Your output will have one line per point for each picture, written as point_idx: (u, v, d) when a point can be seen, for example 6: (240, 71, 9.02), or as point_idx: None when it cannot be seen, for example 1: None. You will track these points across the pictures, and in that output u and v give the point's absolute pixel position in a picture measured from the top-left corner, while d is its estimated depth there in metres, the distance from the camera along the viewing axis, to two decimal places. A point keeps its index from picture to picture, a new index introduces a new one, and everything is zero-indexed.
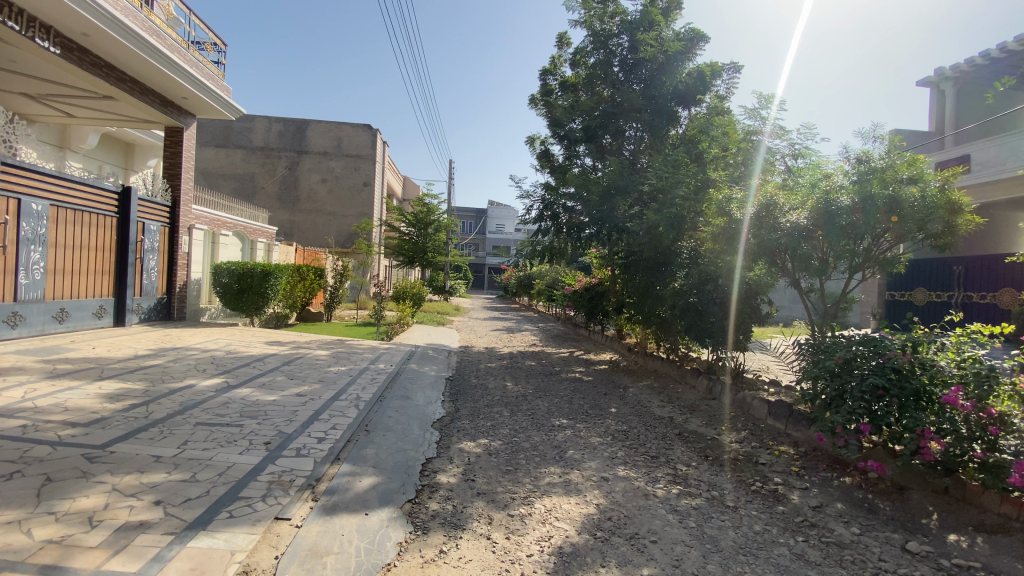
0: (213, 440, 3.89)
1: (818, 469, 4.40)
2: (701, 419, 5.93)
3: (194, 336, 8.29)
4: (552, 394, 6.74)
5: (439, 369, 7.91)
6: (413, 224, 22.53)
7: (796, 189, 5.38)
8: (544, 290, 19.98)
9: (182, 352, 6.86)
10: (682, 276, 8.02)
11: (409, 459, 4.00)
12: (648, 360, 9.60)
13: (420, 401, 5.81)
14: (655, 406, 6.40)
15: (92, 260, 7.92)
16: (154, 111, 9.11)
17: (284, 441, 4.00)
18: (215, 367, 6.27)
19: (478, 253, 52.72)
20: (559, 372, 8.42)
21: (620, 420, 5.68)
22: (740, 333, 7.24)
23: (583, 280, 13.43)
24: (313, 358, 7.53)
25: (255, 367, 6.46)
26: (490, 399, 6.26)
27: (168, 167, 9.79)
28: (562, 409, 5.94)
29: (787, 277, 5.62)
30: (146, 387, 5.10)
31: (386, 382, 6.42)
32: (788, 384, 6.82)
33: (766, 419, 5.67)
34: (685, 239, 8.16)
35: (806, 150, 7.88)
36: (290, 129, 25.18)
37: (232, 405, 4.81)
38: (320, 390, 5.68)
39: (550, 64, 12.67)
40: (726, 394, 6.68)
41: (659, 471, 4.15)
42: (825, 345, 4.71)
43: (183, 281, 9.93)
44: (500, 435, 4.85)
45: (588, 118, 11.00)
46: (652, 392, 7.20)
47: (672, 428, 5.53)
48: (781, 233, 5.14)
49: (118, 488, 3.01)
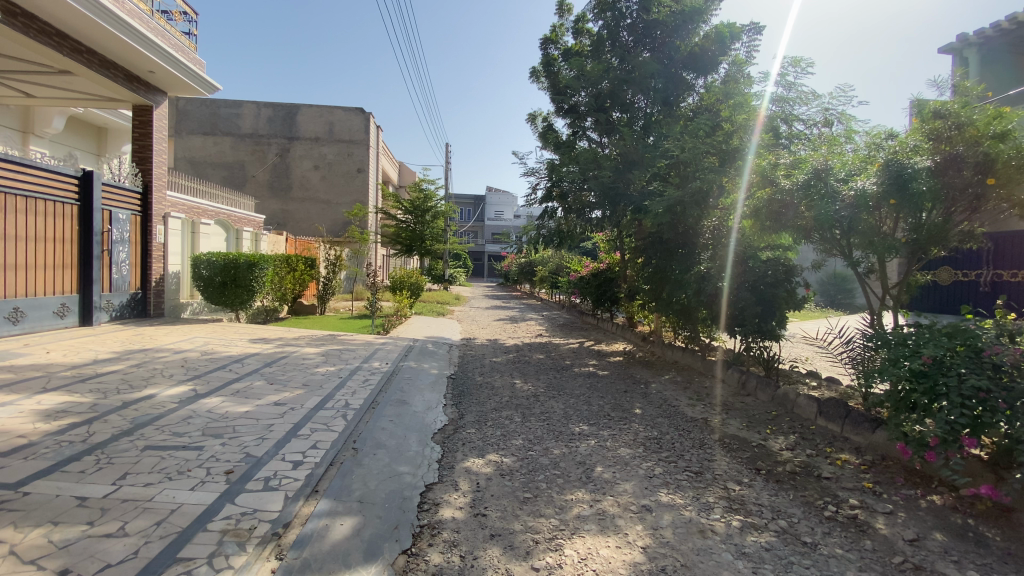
0: (162, 473, 3.15)
1: (896, 486, 3.69)
2: (740, 421, 5.19)
3: (168, 334, 7.52)
4: (567, 393, 5.97)
5: (440, 366, 7.17)
6: (410, 211, 21.65)
7: (858, 153, 4.63)
8: (547, 277, 19.22)
9: (150, 356, 6.08)
10: (708, 257, 7.35)
11: (403, 487, 3.25)
12: (666, 351, 8.79)
13: (419, 406, 5.06)
14: (684, 405, 5.66)
15: (52, 253, 7.14)
16: (119, 87, 8.28)
17: (251, 469, 3.27)
18: (186, 371, 5.51)
19: (477, 241, 51.92)
20: (571, 367, 7.67)
21: (649, 424, 4.94)
22: (774, 319, 6.49)
23: (590, 265, 12.67)
24: (300, 357, 6.78)
25: (231, 370, 5.71)
26: (498, 402, 5.50)
27: (137, 150, 8.94)
28: (580, 412, 5.19)
29: (842, 255, 4.83)
30: (95, 401, 4.35)
31: (380, 384, 5.66)
32: (832, 379, 6.08)
33: (817, 419, 4.97)
34: (708, 217, 7.39)
35: (842, 114, 7.09)
36: (279, 114, 24.16)
37: (195, 420, 4.06)
38: (303, 396, 4.92)
39: (551, 33, 11.80)
40: (763, 390, 5.92)
41: (710, 494, 3.41)
42: (899, 336, 3.97)
43: (159, 274, 9.14)
44: (513, 449, 4.11)
45: (596, 89, 10.19)
46: (678, 388, 6.44)
47: (709, 433, 4.81)
48: (841, 203, 4.35)
49: (16, 552, 2.29)
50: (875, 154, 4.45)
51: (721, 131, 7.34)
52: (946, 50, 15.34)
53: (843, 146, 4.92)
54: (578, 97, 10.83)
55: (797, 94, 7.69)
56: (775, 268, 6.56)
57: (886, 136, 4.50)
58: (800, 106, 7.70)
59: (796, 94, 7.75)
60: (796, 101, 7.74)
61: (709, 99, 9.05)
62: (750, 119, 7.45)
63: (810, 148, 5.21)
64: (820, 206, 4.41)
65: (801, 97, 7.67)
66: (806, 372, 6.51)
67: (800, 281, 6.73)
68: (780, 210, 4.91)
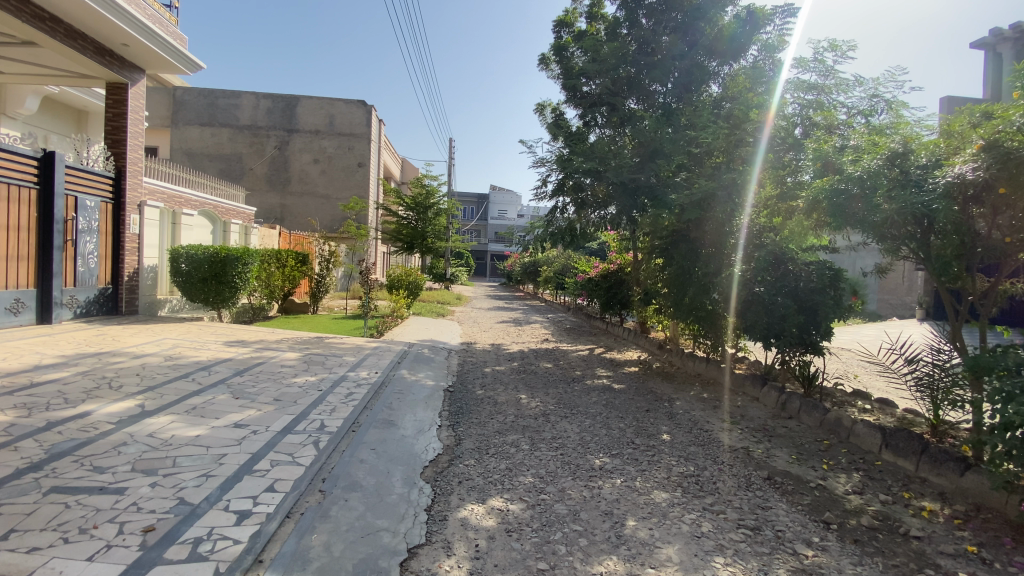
0: (58, 532, 2.37)
1: (1009, 553, 2.89)
2: (787, 451, 4.39)
3: (134, 334, 6.75)
4: (581, 412, 5.18)
5: (436, 377, 6.34)
6: (412, 208, 20.92)
7: (935, 140, 3.90)
8: (552, 278, 18.47)
9: (104, 362, 5.30)
10: (740, 260, 6.52)
11: (379, 554, 2.46)
12: (687, 361, 7.92)
13: (409, 429, 4.26)
14: (717, 430, 4.87)
15: (8, 242, 6.38)
16: (88, 61, 7.49)
17: (181, 524, 2.50)
18: (139, 382, 4.73)
19: (480, 240, 51.21)
20: (583, 378, 6.85)
21: (681, 456, 4.14)
22: (817, 329, 5.70)
23: (599, 266, 11.88)
24: (279, 363, 6.01)
25: (193, 381, 4.92)
26: (501, 423, 4.69)
27: (110, 131, 8.19)
28: (599, 438, 4.39)
29: (921, 257, 4.03)
30: (13, 421, 3.56)
31: (366, 399, 4.88)
32: (887, 404, 5.27)
33: (882, 453, 4.22)
34: (742, 214, 6.56)
35: (892, 101, 6.30)
36: (279, 105, 23.44)
37: (128, 451, 3.28)
38: (271, 416, 4.14)
39: (563, 16, 11.08)
40: (809, 413, 5.10)
41: (780, 565, 2.62)
42: (1007, 361, 3.17)
43: (133, 268, 8.37)
44: (521, 490, 3.32)
45: (610, 75, 9.42)
46: (708, 408, 5.63)
47: (755, 467, 4.03)
48: (930, 194, 3.56)
49: None
50: (968, 137, 3.66)
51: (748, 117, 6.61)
52: (977, 45, 14.61)
53: (919, 130, 4.13)
54: (591, 85, 10.06)
55: (836, 80, 6.93)
56: (820, 272, 5.82)
57: (963, 122, 3.81)
58: (837, 94, 6.90)
59: (834, 82, 6.93)
60: (832, 89, 6.93)
61: (733, 87, 8.25)
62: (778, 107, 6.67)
63: (876, 132, 4.41)
64: (903, 196, 3.60)
65: (838, 85, 6.85)
66: (853, 392, 5.72)
67: (848, 288, 5.92)
68: (845, 203, 4.09)
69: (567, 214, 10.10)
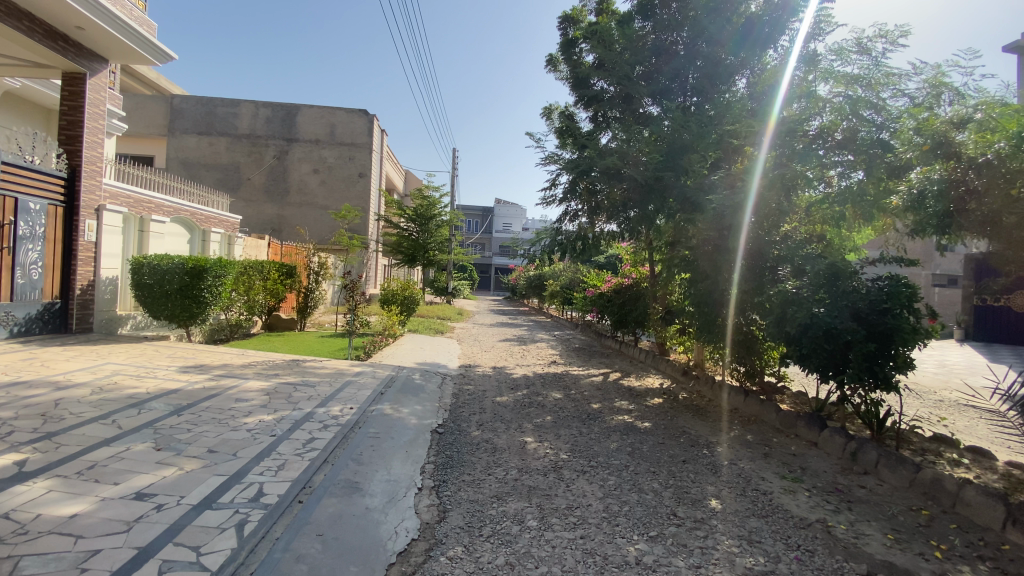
0: None
1: None
2: (881, 529, 3.28)
3: (73, 358, 5.76)
4: (602, 466, 4.10)
5: (424, 413, 5.27)
6: (413, 219, 20.00)
7: None
8: (559, 293, 17.49)
9: (12, 397, 4.27)
10: (789, 274, 5.44)
11: None
12: (718, 392, 6.81)
13: (377, 498, 3.21)
14: (778, 493, 3.77)
15: None
16: (37, 45, 6.62)
17: None
18: (38, 427, 3.68)
19: (484, 253, 50.36)
20: (601, 414, 5.74)
21: (744, 539, 3.05)
22: (889, 360, 4.62)
23: (611, 280, 10.86)
24: (236, 397, 4.97)
25: (112, 425, 3.86)
26: (500, 484, 3.62)
27: (65, 126, 7.32)
28: (630, 510, 3.32)
29: None
30: None
31: (328, 451, 3.81)
32: (987, 462, 4.16)
33: (1008, 533, 3.14)
34: (787, 219, 5.67)
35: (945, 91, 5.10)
36: (278, 114, 22.65)
37: None
38: (193, 479, 3.10)
39: (572, 10, 10.19)
40: (892, 470, 4.00)
41: None
42: None
43: (87, 281, 7.42)
44: None
45: (626, 70, 8.50)
46: (759, 457, 4.53)
47: (847, 557, 2.94)
48: None
49: None
50: None
51: (772, 119, 5.89)
52: (1011, 48, 13.62)
53: None
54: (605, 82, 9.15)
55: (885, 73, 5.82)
56: (889, 288, 4.70)
57: None
58: (887, 89, 5.76)
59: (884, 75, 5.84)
60: (881, 83, 5.81)
61: (760, 85, 7.14)
62: (804, 112, 5.89)
63: (988, 110, 3.37)
64: None
65: (888, 78, 5.71)
66: (935, 439, 4.62)
67: (922, 308, 4.78)
68: None
69: (578, 223, 9.15)
